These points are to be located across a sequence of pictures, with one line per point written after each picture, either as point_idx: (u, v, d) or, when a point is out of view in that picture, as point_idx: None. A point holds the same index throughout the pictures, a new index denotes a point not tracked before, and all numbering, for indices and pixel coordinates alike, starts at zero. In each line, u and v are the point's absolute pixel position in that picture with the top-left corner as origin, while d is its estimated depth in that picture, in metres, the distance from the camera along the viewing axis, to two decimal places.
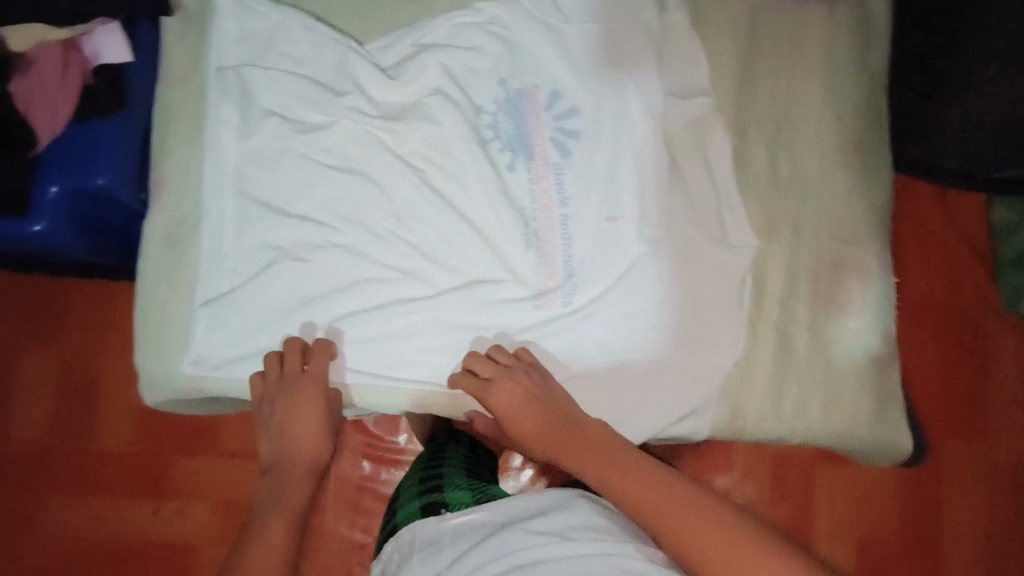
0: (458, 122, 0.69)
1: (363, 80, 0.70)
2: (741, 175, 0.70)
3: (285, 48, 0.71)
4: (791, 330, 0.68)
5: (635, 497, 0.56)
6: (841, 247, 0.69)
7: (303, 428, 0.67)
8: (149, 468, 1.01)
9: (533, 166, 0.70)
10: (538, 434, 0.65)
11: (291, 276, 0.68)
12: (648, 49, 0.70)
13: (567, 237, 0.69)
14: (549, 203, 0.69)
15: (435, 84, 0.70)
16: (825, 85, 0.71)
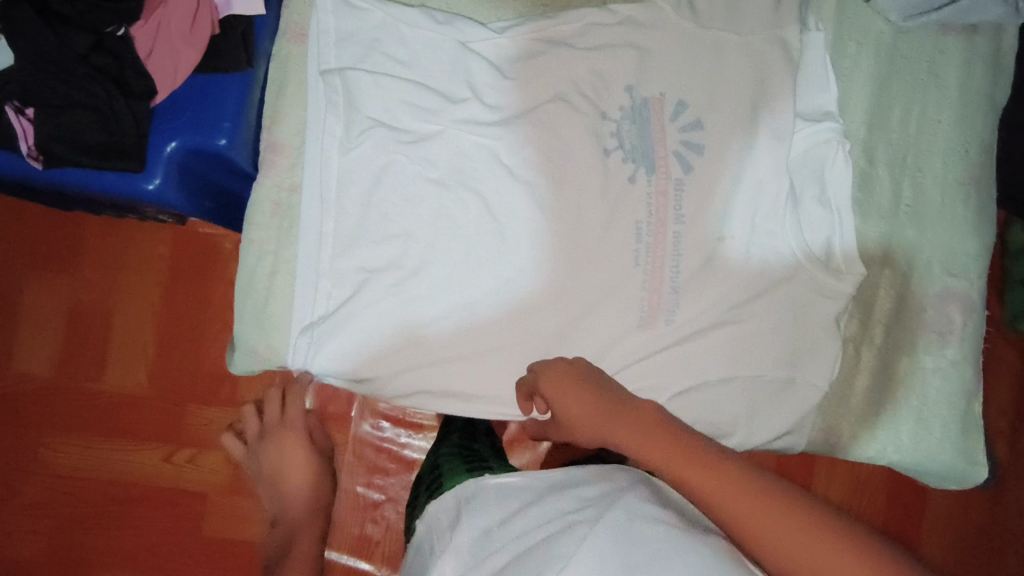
0: (581, 130, 0.67)
1: (480, 87, 0.67)
2: (863, 199, 0.70)
3: (408, 34, 0.66)
4: (893, 356, 0.70)
5: (715, 497, 0.46)
6: (952, 279, 0.71)
7: (294, 469, 0.71)
8: (164, 414, 0.96)
9: (654, 177, 0.68)
10: (585, 421, 0.56)
11: (390, 302, 0.65)
12: (785, 67, 0.69)
13: (678, 254, 0.68)
14: (665, 214, 0.68)
15: (557, 89, 0.68)
16: (955, 120, 0.71)
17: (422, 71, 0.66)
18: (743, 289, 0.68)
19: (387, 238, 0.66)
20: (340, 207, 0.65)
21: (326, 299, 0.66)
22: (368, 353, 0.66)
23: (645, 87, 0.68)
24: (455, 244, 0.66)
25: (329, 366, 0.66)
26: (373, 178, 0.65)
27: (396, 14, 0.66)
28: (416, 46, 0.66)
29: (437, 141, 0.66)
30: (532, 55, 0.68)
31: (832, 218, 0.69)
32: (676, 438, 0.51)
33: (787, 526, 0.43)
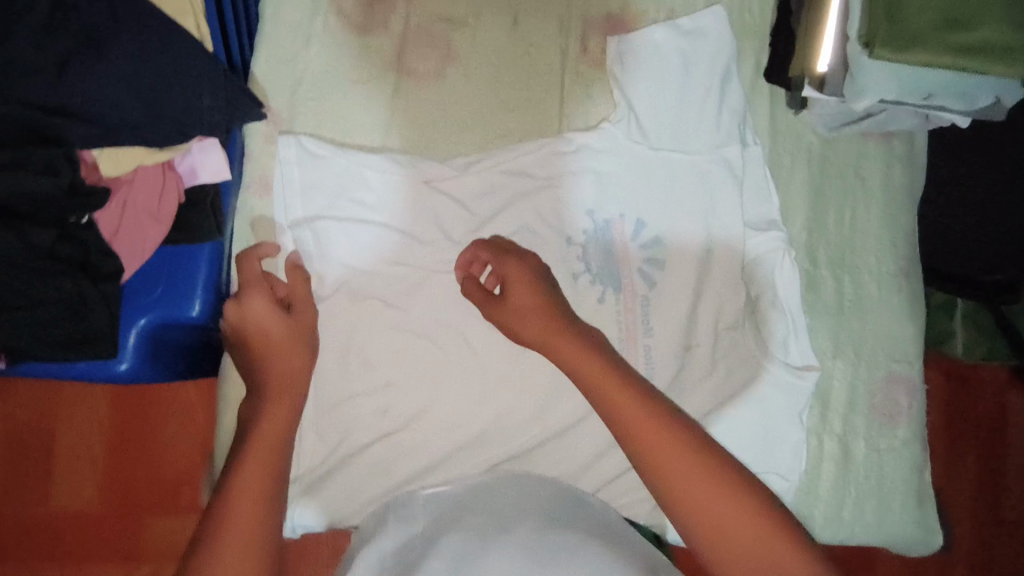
0: (550, 258, 0.70)
1: (447, 223, 0.68)
2: (810, 299, 0.77)
3: (374, 180, 0.67)
4: (851, 441, 0.76)
5: (627, 421, 0.52)
6: (895, 364, 0.77)
7: (263, 318, 0.58)
8: (121, 529, 0.90)
9: (620, 296, 0.72)
10: (528, 316, 0.60)
11: (382, 452, 0.66)
12: (731, 181, 0.74)
13: (651, 365, 0.72)
14: (635, 330, 0.72)
15: (522, 219, 0.69)
16: (882, 217, 0.79)
17: (389, 217, 0.67)
18: (713, 394, 0.72)
19: (373, 383, 0.66)
20: (321, 357, 0.65)
21: (313, 451, 0.66)
22: (366, 504, 0.65)
23: (604, 211, 0.72)
24: (439, 384, 0.67)
25: (324, 513, 0.65)
26: (353, 327, 0.66)
27: (356, 162, 0.66)
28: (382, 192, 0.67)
29: (412, 284, 0.67)
30: (494, 187, 0.70)
31: (787, 320, 0.74)
32: (610, 364, 0.56)
33: (674, 451, 0.49)
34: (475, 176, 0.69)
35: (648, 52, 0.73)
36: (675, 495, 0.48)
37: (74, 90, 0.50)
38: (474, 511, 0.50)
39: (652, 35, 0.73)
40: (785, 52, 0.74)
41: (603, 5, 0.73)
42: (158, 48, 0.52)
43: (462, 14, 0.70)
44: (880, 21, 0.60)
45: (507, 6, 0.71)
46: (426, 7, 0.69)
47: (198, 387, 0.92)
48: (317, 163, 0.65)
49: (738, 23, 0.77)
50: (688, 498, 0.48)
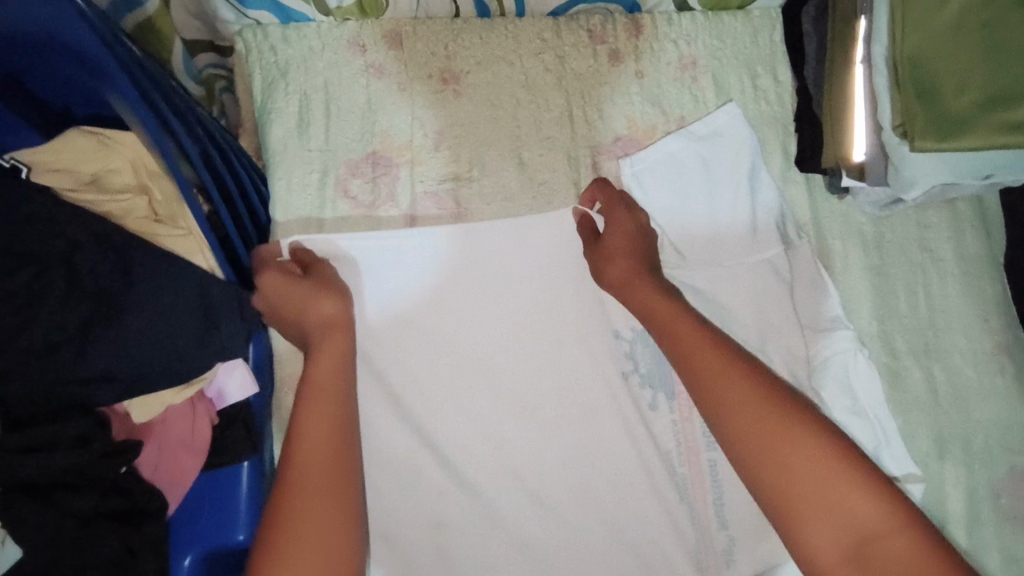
0: (601, 372, 0.68)
1: (494, 357, 0.67)
2: (899, 394, 0.67)
3: (418, 335, 0.67)
4: (984, 556, 0.65)
5: (688, 348, 0.57)
6: (1014, 455, 0.67)
7: (296, 287, 0.59)
8: None
9: (676, 407, 0.68)
10: (625, 259, 0.64)
11: None
12: (780, 283, 0.68)
13: (719, 486, 0.66)
14: (696, 444, 0.67)
15: (573, 337, 0.69)
16: (963, 290, 0.70)
17: (434, 378, 0.66)
18: None
19: (435, 555, 0.63)
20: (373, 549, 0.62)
21: None
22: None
23: None
24: (498, 542, 0.64)
25: None
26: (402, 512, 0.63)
27: (415, 310, 0.67)
28: (425, 348, 0.67)
29: (452, 454, 0.65)
30: (521, 318, 0.68)
31: (875, 428, 0.66)
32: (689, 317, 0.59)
33: (748, 391, 0.53)
34: (498, 316, 0.68)
35: (664, 167, 0.70)
36: (731, 427, 0.52)
37: (96, 359, 0.51)
38: None
39: (666, 149, 0.70)
40: (815, 140, 0.69)
41: (608, 129, 0.71)
42: (167, 299, 0.53)
43: (466, 170, 0.70)
44: (913, 104, 0.55)
45: (510, 150, 0.70)
46: (429, 172, 0.69)
47: None
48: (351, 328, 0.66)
49: (755, 115, 0.72)
50: (745, 431, 0.51)
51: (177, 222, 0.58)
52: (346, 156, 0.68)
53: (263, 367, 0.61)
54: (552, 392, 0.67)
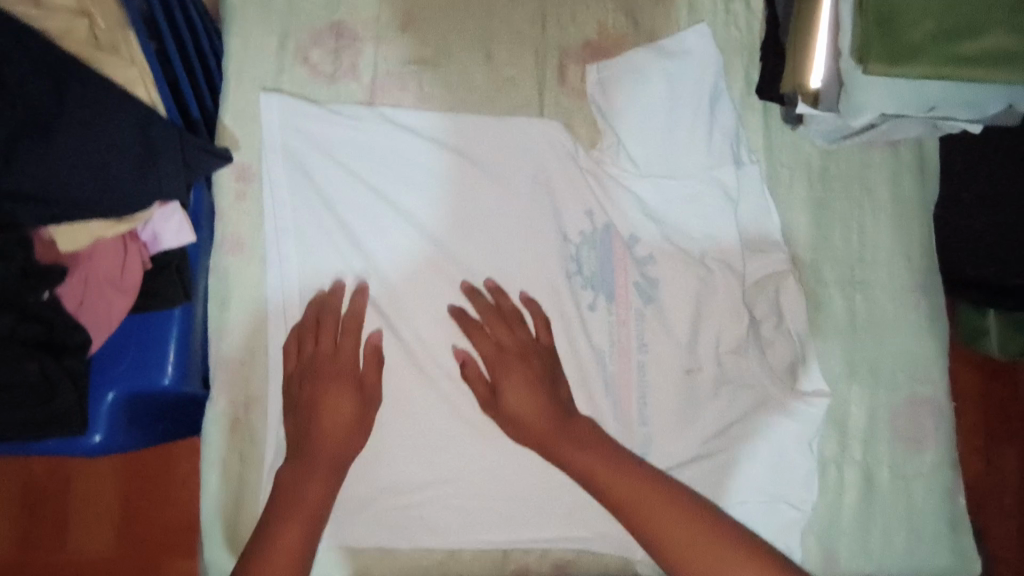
0: (546, 264, 0.69)
1: (443, 238, 0.67)
2: (821, 319, 0.72)
3: (374, 209, 0.66)
4: (874, 468, 0.72)
5: (609, 486, 0.58)
6: (915, 384, 0.73)
7: (332, 295, 0.64)
8: None
9: (613, 308, 0.70)
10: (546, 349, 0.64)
11: (388, 518, 0.66)
12: (726, 201, 0.70)
13: (645, 383, 0.69)
14: (628, 344, 0.70)
15: (523, 230, 0.69)
16: (894, 229, 0.74)
17: (383, 242, 0.66)
18: (718, 419, 0.70)
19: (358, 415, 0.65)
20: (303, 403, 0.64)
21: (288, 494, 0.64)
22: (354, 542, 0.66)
23: (603, 214, 0.70)
24: (423, 411, 0.66)
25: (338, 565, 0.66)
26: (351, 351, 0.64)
27: (371, 182, 0.66)
28: (382, 222, 0.66)
29: (393, 327, 0.66)
30: (474, 205, 0.68)
31: (794, 347, 0.70)
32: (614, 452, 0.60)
33: (662, 520, 0.55)
34: (450, 200, 0.68)
35: (628, 77, 0.70)
36: (642, 525, 0.55)
37: (18, 176, 0.49)
38: None
39: (633, 59, 0.70)
40: (778, 66, 0.70)
41: (578, 32, 0.71)
42: (104, 127, 0.51)
43: (431, 55, 0.69)
44: (872, 32, 0.57)
45: (478, 43, 0.70)
46: (393, 52, 0.68)
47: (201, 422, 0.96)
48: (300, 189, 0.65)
49: (723, 38, 0.73)
50: (654, 528, 0.54)
51: (121, 52, 0.55)
52: (308, 23, 0.67)
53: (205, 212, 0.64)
54: (492, 287, 0.67)
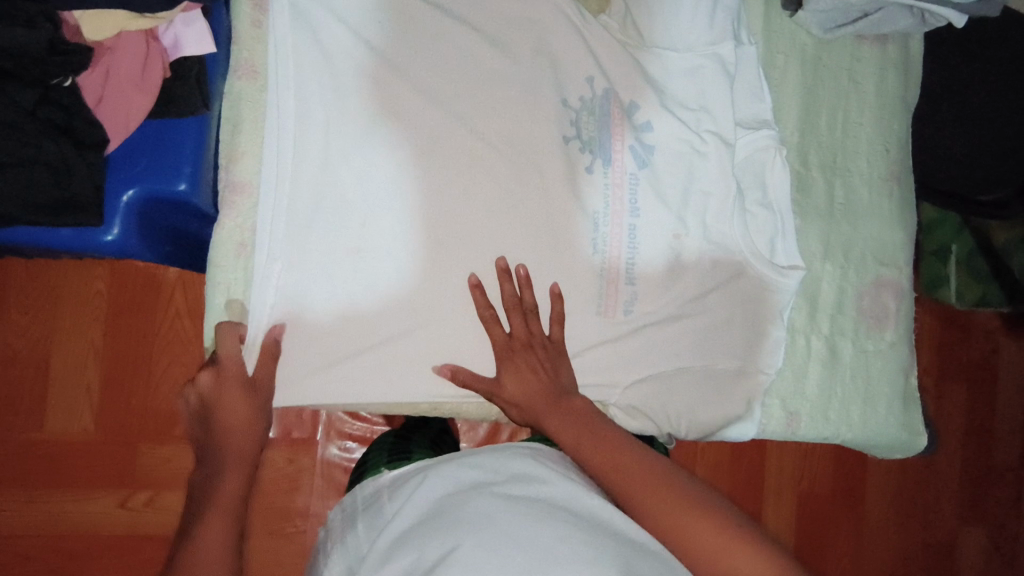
0: (546, 119, 0.69)
1: (447, 85, 0.67)
2: (801, 199, 0.76)
3: (372, 54, 0.66)
4: (839, 342, 0.76)
5: (590, 451, 0.64)
6: (882, 268, 0.77)
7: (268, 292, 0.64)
8: (117, 455, 0.99)
9: (609, 171, 0.70)
10: (527, 399, 0.68)
11: (376, 353, 0.67)
12: (724, 76, 0.73)
13: (633, 245, 0.71)
14: (621, 209, 0.71)
15: (524, 82, 0.69)
16: (876, 121, 0.78)
17: (386, 266, 0.66)
18: (698, 284, 0.72)
19: (348, 278, 0.65)
20: (300, 234, 0.65)
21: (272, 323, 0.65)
22: (335, 385, 0.67)
23: (604, 80, 0.71)
24: (414, 258, 0.67)
25: (328, 394, 0.67)
26: (323, 228, 0.65)
27: (371, 26, 0.66)
28: (379, 71, 0.66)
29: (394, 169, 0.66)
30: (475, 61, 0.68)
31: (775, 219, 0.74)
32: (600, 430, 0.65)
33: (634, 477, 0.60)
34: (447, 57, 0.67)
35: None
36: (623, 488, 0.60)
37: None
38: (449, 514, 0.55)
39: None
40: None
41: None
42: None
43: None
44: None
45: None
46: None
47: (189, 311, 1.01)
48: (304, 21, 0.65)
49: None
50: (630, 492, 0.59)
51: None
52: None
53: (221, 38, 0.66)
54: (495, 142, 0.68)
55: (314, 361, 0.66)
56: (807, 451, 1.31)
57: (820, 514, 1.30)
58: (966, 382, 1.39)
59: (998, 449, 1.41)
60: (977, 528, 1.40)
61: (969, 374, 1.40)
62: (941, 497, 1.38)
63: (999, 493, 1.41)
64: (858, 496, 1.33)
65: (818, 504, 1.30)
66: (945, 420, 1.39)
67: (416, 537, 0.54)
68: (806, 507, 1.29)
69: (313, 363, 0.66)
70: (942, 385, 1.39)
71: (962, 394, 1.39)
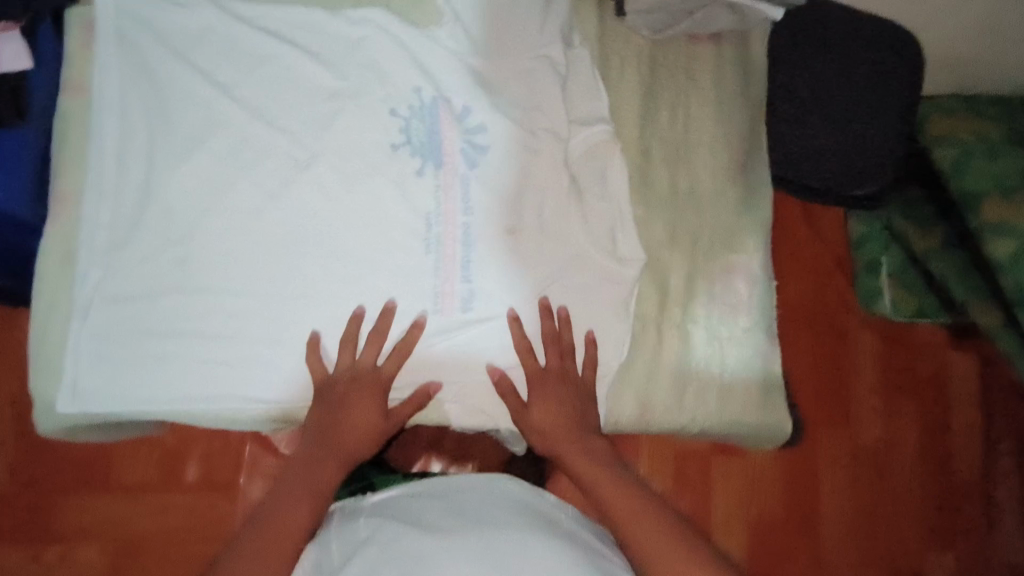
0: (375, 127, 0.73)
1: (276, 98, 0.71)
2: (644, 190, 0.77)
3: (200, 70, 0.69)
4: (690, 329, 0.77)
5: (602, 488, 0.69)
6: (730, 255, 0.79)
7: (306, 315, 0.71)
8: (40, 505, 1.18)
9: (441, 173, 0.74)
10: (550, 429, 0.72)
11: (204, 352, 0.68)
12: (555, 77, 0.75)
13: (468, 244, 0.73)
14: (454, 208, 0.73)
15: (353, 91, 0.72)
16: (714, 115, 0.80)
17: (214, 273, 0.68)
18: (533, 277, 0.74)
19: (177, 284, 0.68)
20: (130, 242, 0.67)
21: (102, 331, 0.66)
22: (158, 393, 0.67)
23: (432, 89, 0.74)
24: (248, 262, 0.69)
25: (160, 401, 0.68)
26: (152, 235, 0.67)
27: (198, 44, 0.69)
28: (206, 87, 0.69)
29: (229, 178, 0.69)
30: (305, 75, 0.71)
31: (612, 210, 0.76)
32: (600, 463, 0.71)
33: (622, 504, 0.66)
34: (275, 74, 0.71)
35: None
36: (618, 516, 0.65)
37: None
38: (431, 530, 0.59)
39: None
40: None
41: None
42: None
43: None
44: None
45: None
46: None
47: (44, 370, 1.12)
48: (132, 41, 0.68)
49: None
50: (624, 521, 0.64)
51: None
52: None
53: (47, 57, 0.69)
54: (326, 152, 0.71)
55: (145, 369, 0.67)
56: (751, 469, 1.28)
57: (772, 545, 1.27)
58: (914, 395, 1.35)
59: (960, 470, 1.33)
60: (951, 559, 1.30)
61: (914, 382, 1.35)
62: (904, 523, 1.31)
63: (969, 520, 1.32)
64: (810, 509, 1.29)
65: (763, 518, 1.28)
66: (897, 439, 1.33)
67: (399, 554, 0.56)
68: (752, 524, 1.27)
69: (143, 371, 0.67)
70: (888, 396, 1.34)
71: (911, 411, 1.34)
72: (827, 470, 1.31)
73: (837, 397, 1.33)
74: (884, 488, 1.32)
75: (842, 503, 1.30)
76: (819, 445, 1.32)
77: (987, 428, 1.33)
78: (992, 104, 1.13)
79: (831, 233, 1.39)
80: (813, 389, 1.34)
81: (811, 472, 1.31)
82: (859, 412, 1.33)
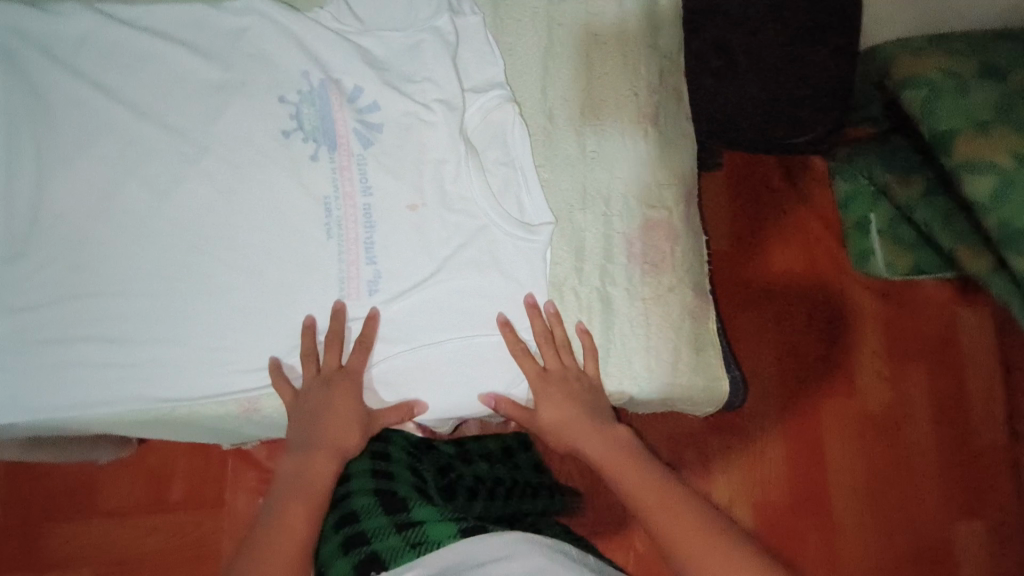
0: (263, 115, 0.71)
1: (161, 96, 0.70)
2: (548, 153, 0.75)
3: (83, 76, 0.69)
4: (611, 292, 0.73)
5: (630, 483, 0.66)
6: (649, 211, 0.75)
7: (262, 333, 0.69)
8: (21, 539, 1.08)
9: (335, 156, 0.72)
10: (560, 422, 0.70)
11: (106, 354, 0.67)
12: (445, 46, 0.74)
13: (370, 225, 0.71)
14: (352, 189, 0.72)
15: (238, 81, 0.71)
16: (620, 68, 0.77)
17: (111, 275, 0.68)
18: (437, 253, 0.72)
19: (72, 290, 0.67)
20: (26, 250, 0.67)
21: (4, 337, 0.67)
22: (62, 399, 0.66)
23: (319, 71, 0.72)
24: (144, 261, 0.69)
25: (62, 407, 0.67)
26: (49, 241, 0.68)
27: (79, 51, 0.70)
28: (88, 91, 0.69)
29: (119, 179, 0.69)
30: (189, 69, 0.71)
31: (515, 175, 0.74)
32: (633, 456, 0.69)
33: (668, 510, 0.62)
34: (158, 72, 0.71)
35: None
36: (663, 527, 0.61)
37: None
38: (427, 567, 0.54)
39: None
40: None
41: None
42: None
43: None
44: None
45: None
46: None
47: None
48: (15, 53, 0.69)
49: None
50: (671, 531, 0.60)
51: None
52: None
53: None
54: (214, 145, 0.70)
55: (45, 377, 0.66)
56: (753, 445, 1.19)
57: (781, 526, 1.17)
58: (923, 357, 1.24)
59: (980, 432, 1.22)
60: (980, 528, 1.18)
61: (920, 343, 1.25)
62: (926, 493, 1.19)
63: (997, 485, 1.20)
64: (820, 486, 1.19)
65: (770, 498, 1.18)
66: (908, 406, 1.23)
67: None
68: (759, 504, 1.18)
69: (44, 379, 0.66)
70: (897, 359, 1.24)
71: (920, 373, 1.24)
72: (837, 444, 1.21)
73: (840, 364, 1.23)
74: (902, 461, 1.21)
75: (856, 478, 1.20)
76: (825, 417, 1.22)
77: (1006, 388, 1.23)
78: (959, 38, 1.01)
79: (816, 191, 1.30)
80: (815, 358, 1.23)
81: (819, 446, 1.21)
82: (864, 380, 1.23)
